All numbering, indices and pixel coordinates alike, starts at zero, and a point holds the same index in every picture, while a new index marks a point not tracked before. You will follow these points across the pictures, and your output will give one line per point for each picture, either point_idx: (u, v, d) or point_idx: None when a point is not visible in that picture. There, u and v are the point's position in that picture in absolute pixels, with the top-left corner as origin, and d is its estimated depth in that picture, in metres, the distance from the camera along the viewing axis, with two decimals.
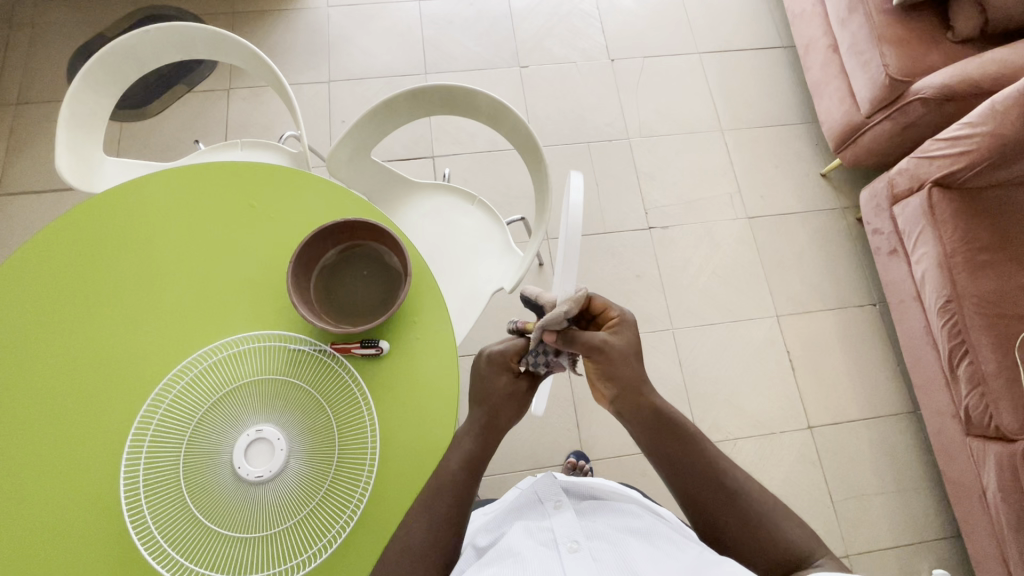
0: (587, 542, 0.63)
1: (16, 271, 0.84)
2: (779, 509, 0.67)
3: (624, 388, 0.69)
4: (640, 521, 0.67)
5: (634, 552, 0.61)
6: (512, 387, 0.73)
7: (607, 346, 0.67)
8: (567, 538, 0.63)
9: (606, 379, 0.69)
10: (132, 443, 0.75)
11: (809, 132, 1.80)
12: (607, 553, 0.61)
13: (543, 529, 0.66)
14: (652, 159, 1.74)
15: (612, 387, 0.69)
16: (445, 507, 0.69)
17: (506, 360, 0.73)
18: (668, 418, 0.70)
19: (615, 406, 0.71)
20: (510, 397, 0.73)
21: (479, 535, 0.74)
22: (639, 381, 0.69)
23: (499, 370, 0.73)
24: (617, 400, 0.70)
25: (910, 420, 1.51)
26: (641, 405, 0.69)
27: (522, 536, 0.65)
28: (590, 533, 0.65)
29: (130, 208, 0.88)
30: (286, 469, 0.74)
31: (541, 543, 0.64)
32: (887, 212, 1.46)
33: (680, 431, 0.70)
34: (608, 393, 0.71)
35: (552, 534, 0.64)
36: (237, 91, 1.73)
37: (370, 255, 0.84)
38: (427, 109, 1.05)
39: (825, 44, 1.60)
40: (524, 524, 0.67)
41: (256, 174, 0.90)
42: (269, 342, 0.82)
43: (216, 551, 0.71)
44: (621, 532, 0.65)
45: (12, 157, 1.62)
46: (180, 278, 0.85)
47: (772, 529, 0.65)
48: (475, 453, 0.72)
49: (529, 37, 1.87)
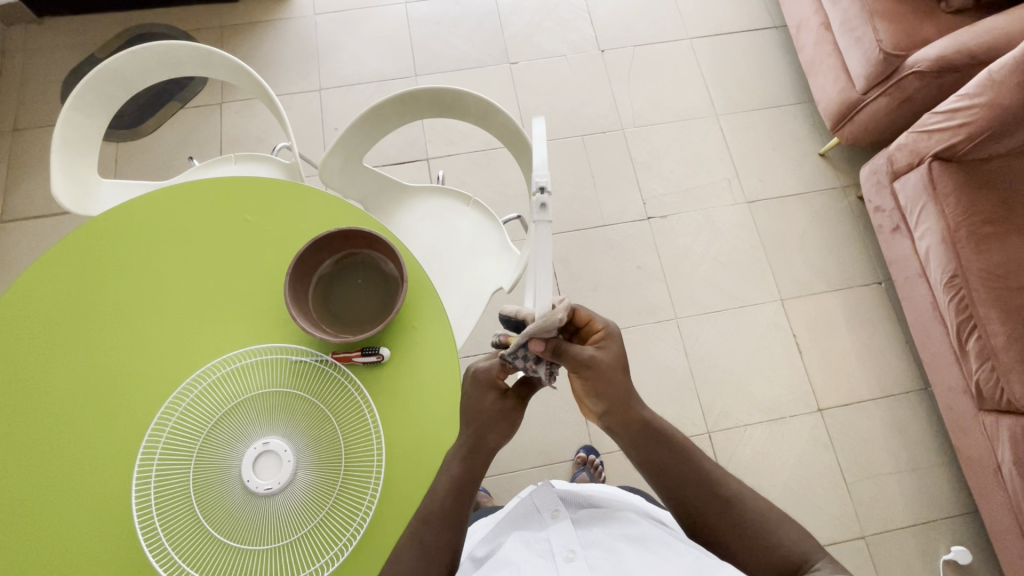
0: (583, 551, 0.63)
1: (19, 295, 0.85)
2: (774, 514, 0.67)
3: (613, 405, 0.69)
4: (637, 528, 0.67)
5: (630, 560, 0.61)
6: (498, 405, 0.73)
7: (596, 361, 0.66)
8: (563, 547, 0.64)
9: (594, 396, 0.69)
10: (142, 460, 0.76)
11: (805, 112, 1.78)
12: (603, 562, 0.61)
13: (539, 540, 0.66)
14: (648, 149, 1.73)
15: (600, 403, 0.69)
16: (435, 532, 0.69)
17: (491, 377, 0.73)
18: (656, 429, 0.70)
19: (603, 422, 0.72)
20: (497, 415, 0.72)
21: (478, 546, 0.76)
22: (626, 397, 0.69)
23: (485, 388, 0.73)
24: (606, 416, 0.70)
25: (922, 397, 1.50)
26: (630, 419, 0.69)
27: (519, 547, 0.66)
28: (586, 542, 0.65)
29: (128, 228, 0.89)
30: (295, 479, 0.75)
31: (538, 554, 0.64)
32: (888, 189, 1.44)
33: (669, 441, 0.70)
34: (596, 409, 0.71)
35: (549, 544, 0.65)
36: (230, 104, 1.74)
37: (366, 263, 0.84)
38: (416, 113, 1.05)
39: (818, 22, 1.58)
40: (521, 535, 0.68)
41: (250, 188, 0.91)
42: (272, 355, 0.82)
43: (228, 564, 0.72)
44: (617, 539, 0.65)
45: (12, 183, 1.64)
46: (181, 295, 0.85)
47: (769, 534, 0.65)
48: (462, 474, 0.72)
49: (518, 33, 1.86)
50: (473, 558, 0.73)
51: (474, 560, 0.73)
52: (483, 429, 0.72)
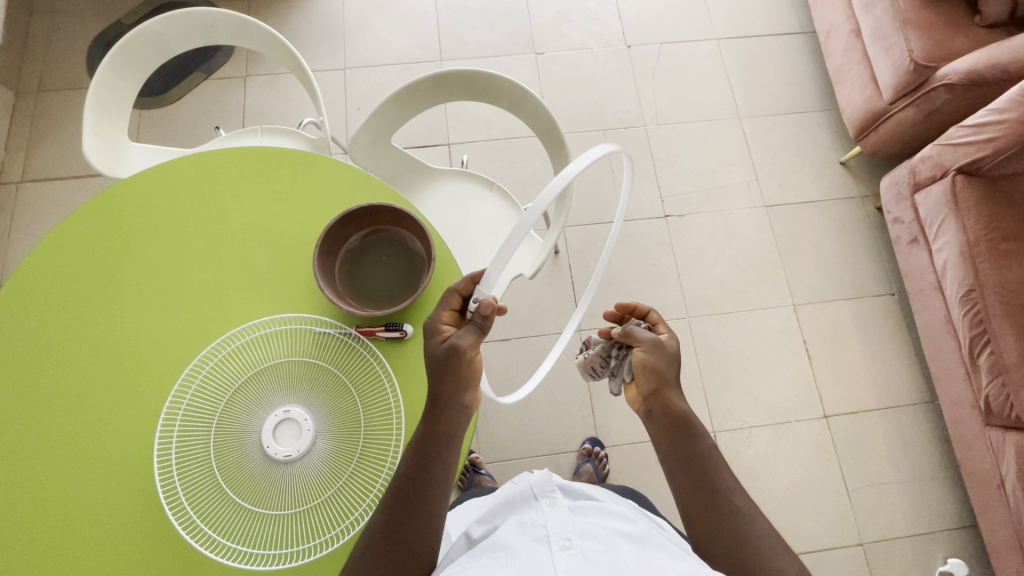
0: (579, 541, 0.64)
1: (49, 255, 0.86)
2: (776, 538, 0.68)
3: (658, 387, 0.75)
4: (633, 528, 0.68)
5: (626, 555, 0.62)
6: (450, 346, 0.69)
7: (657, 343, 0.76)
8: (560, 535, 0.65)
9: (647, 372, 0.75)
10: (165, 421, 0.77)
11: (828, 119, 1.78)
12: (598, 554, 0.62)
13: (535, 525, 0.68)
14: (669, 147, 1.73)
15: (651, 382, 0.75)
16: (409, 493, 0.69)
17: (433, 323, 0.72)
18: (690, 425, 0.73)
19: (646, 404, 0.76)
20: (443, 358, 0.70)
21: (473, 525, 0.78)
22: (670, 381, 0.75)
23: (433, 335, 0.72)
24: (651, 397, 0.76)
25: (928, 409, 1.50)
26: (669, 406, 0.74)
27: (515, 532, 0.67)
28: (583, 532, 0.66)
29: (155, 194, 0.89)
30: (313, 448, 0.76)
31: (534, 539, 0.65)
32: (908, 200, 1.44)
33: (695, 445, 0.73)
34: (643, 388, 0.76)
35: (545, 530, 0.66)
36: (254, 78, 1.74)
37: (393, 239, 0.85)
38: (448, 94, 1.05)
39: (848, 29, 1.57)
40: (518, 519, 0.69)
41: (280, 158, 0.91)
42: (295, 325, 0.83)
43: (244, 527, 0.73)
44: (613, 534, 0.66)
45: (34, 144, 1.64)
46: (207, 260, 0.86)
47: (767, 555, 0.66)
48: (428, 434, 0.71)
49: (545, 23, 1.85)
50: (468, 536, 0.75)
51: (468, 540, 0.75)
52: (435, 377, 0.71)
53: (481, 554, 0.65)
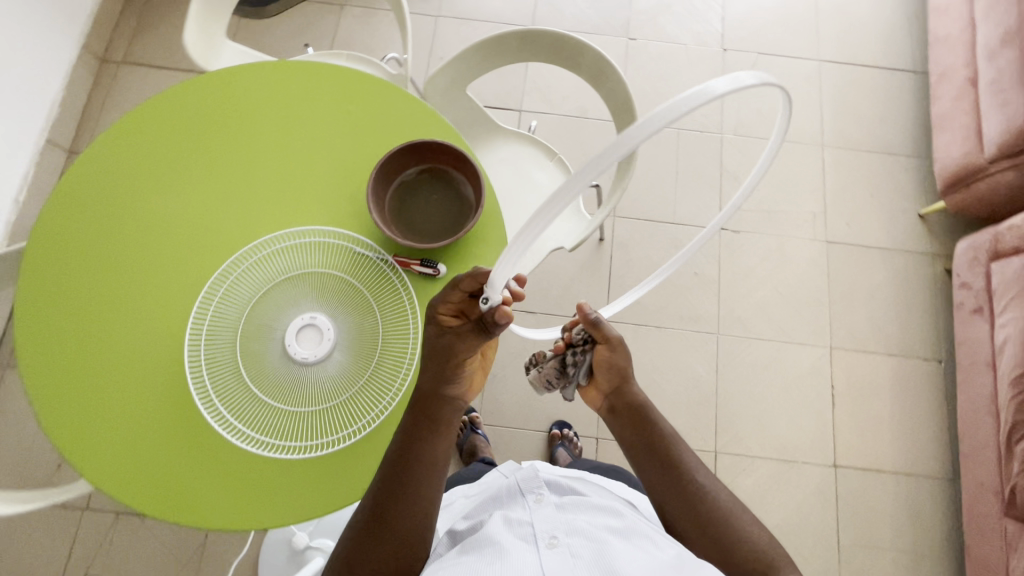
0: (566, 538, 0.65)
1: (133, 127, 0.92)
2: (740, 507, 0.68)
3: (618, 383, 0.76)
4: (620, 521, 0.69)
5: (611, 547, 0.63)
6: (449, 345, 0.68)
7: (618, 340, 0.75)
8: (546, 534, 0.66)
9: (605, 368, 0.76)
10: (203, 300, 0.83)
11: (918, 167, 1.68)
12: (585, 549, 0.63)
13: (522, 523, 0.69)
14: (741, 159, 1.68)
15: (608, 379, 0.76)
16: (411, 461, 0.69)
17: (434, 313, 0.69)
18: (651, 415, 0.74)
19: (608, 400, 0.77)
20: (439, 354, 0.69)
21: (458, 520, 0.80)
22: (628, 375, 0.76)
23: (432, 325, 0.69)
24: (611, 395, 0.77)
25: (947, 486, 1.43)
26: (631, 399, 0.75)
27: (503, 527, 0.68)
28: (570, 528, 0.67)
29: (235, 89, 0.93)
30: (329, 357, 0.80)
31: (520, 537, 0.66)
32: (983, 267, 1.35)
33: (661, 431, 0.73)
34: (603, 386, 0.77)
35: (532, 529, 0.67)
36: (350, 8, 1.78)
37: (447, 180, 0.86)
38: (533, 54, 1.05)
39: (964, 76, 1.47)
40: (506, 515, 0.71)
41: (357, 81, 0.94)
42: (337, 240, 0.86)
43: (253, 412, 0.79)
44: (601, 530, 0.67)
45: (140, 30, 1.74)
46: (270, 161, 0.90)
47: (737, 530, 0.66)
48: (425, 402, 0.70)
49: (644, 10, 1.81)
50: (453, 531, 0.76)
51: (454, 535, 0.76)
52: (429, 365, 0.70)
53: (469, 548, 0.66)
